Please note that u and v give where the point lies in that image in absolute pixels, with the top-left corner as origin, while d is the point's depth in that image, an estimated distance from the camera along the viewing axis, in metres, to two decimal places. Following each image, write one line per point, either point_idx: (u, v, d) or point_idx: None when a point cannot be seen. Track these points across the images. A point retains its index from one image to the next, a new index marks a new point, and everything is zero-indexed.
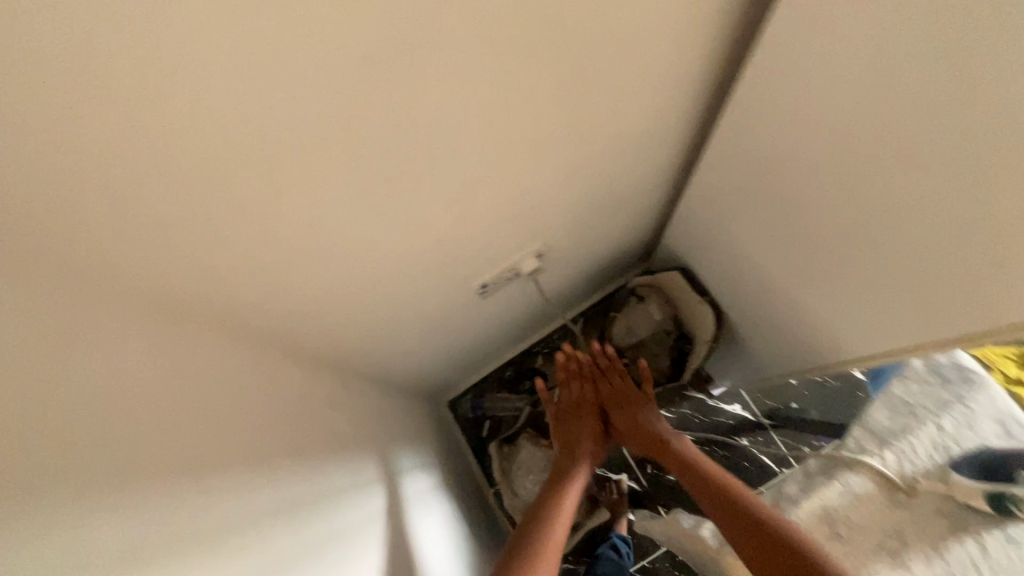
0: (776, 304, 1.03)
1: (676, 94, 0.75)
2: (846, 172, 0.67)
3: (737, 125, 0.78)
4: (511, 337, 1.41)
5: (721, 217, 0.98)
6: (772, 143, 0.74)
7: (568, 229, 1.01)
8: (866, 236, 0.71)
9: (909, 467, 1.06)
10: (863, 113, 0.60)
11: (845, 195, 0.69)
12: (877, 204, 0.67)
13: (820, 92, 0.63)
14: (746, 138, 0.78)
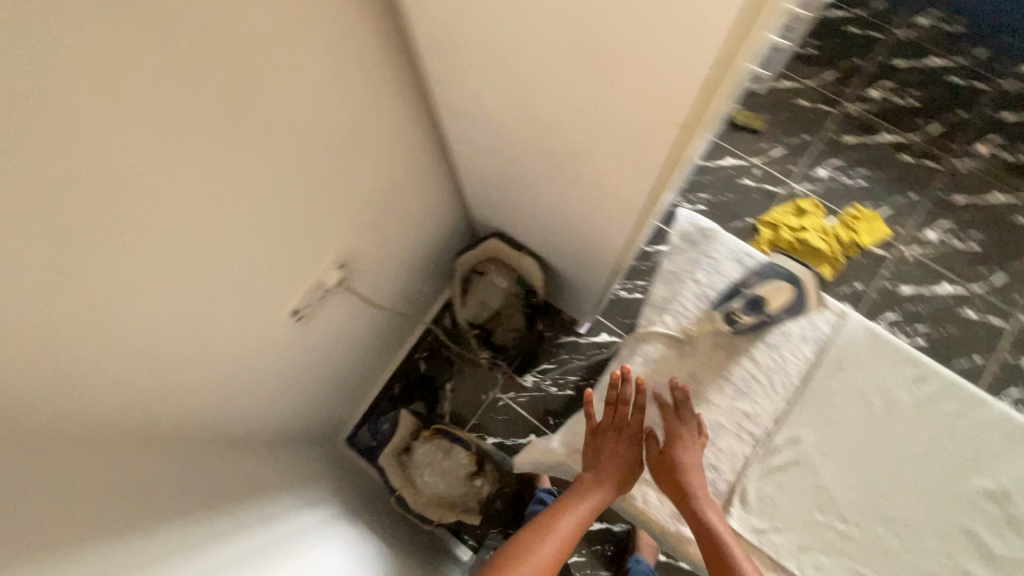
0: (572, 229, 1.16)
1: (389, 83, 0.85)
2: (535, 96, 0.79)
3: (449, 89, 0.88)
4: (374, 356, 1.43)
5: (492, 169, 1.08)
6: (480, 92, 0.85)
7: (367, 234, 1.06)
8: (584, 137, 0.85)
9: (686, 322, 0.90)
10: (521, 49, 0.73)
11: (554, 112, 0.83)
12: (575, 113, 0.81)
13: (478, 41, 0.75)
14: (459, 96, 0.88)
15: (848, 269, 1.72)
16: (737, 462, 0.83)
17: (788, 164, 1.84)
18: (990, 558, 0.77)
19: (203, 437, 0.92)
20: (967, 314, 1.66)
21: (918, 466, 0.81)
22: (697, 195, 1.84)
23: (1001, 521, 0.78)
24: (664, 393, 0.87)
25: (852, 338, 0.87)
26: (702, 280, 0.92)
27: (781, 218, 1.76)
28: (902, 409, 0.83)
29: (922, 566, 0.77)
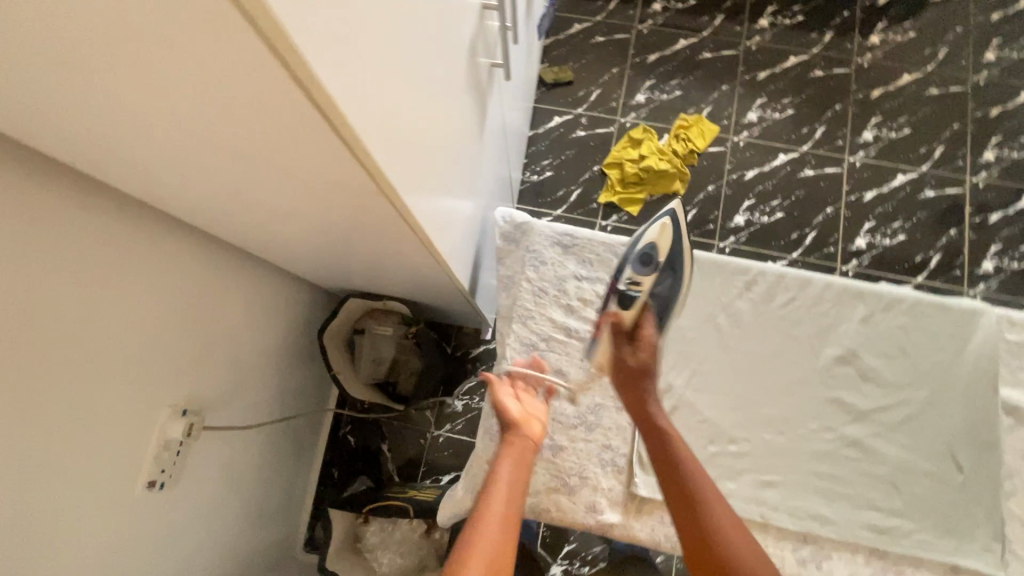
0: (408, 280, 1.13)
1: (125, 235, 0.79)
2: (259, 213, 0.75)
3: (196, 214, 0.83)
4: (288, 462, 1.35)
5: (301, 252, 1.03)
6: (216, 215, 0.80)
7: (200, 367, 0.98)
8: (335, 231, 0.80)
9: (531, 324, 0.89)
10: (201, 191, 0.68)
11: (292, 224, 0.79)
12: (304, 220, 0.76)
13: (163, 187, 0.69)
14: (211, 216, 0.83)
15: (697, 176, 1.80)
16: (625, 433, 0.85)
17: (608, 102, 1.88)
18: (861, 415, 0.83)
19: None
20: (806, 174, 1.79)
21: (775, 362, 0.86)
22: (540, 163, 1.85)
23: (857, 377, 0.85)
24: (539, 399, 0.86)
25: None
26: (534, 276, 0.92)
27: (622, 154, 1.81)
28: (745, 317, 0.87)
29: (812, 448, 0.82)
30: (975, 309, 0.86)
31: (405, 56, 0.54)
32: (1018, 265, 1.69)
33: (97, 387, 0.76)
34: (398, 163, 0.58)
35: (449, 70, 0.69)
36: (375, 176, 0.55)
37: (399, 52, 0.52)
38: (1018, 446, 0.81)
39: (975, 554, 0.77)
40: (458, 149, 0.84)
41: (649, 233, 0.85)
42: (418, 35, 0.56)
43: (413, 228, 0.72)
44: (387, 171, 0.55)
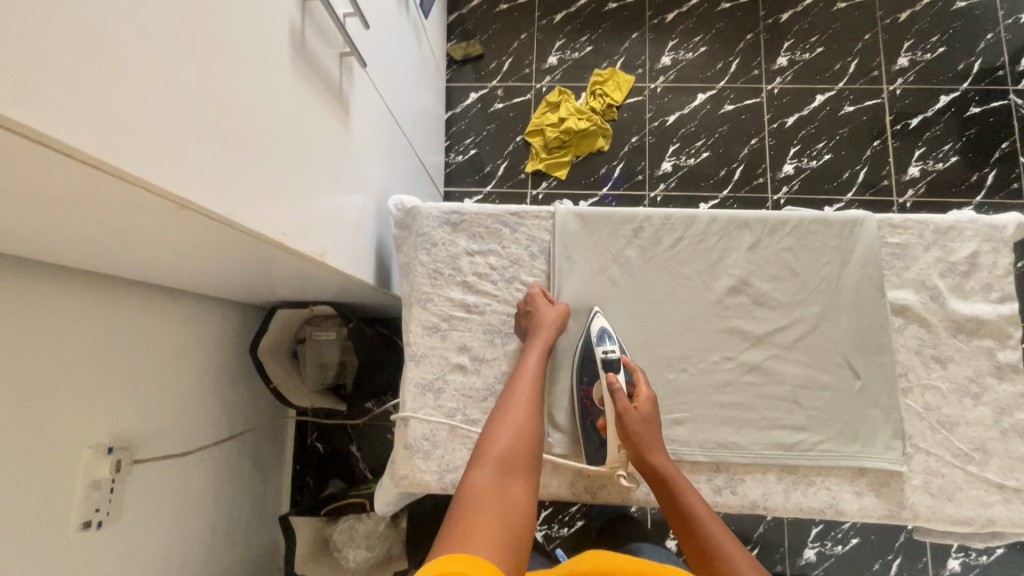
0: (324, 283, 1.13)
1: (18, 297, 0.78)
2: (131, 244, 0.75)
3: (76, 261, 0.82)
4: (250, 480, 1.37)
5: (205, 278, 1.03)
6: (94, 255, 0.80)
7: (125, 403, 0.98)
8: (214, 250, 0.80)
9: (433, 306, 0.90)
10: (56, 234, 0.67)
11: (169, 249, 0.78)
12: (175, 245, 0.76)
13: (19, 238, 0.69)
14: (90, 260, 0.82)
15: (619, 129, 1.79)
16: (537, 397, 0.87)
17: (522, 70, 1.86)
18: (758, 340, 0.85)
19: None
20: (727, 109, 1.78)
21: (670, 304, 0.87)
22: (463, 143, 1.83)
23: (751, 304, 0.86)
24: (447, 378, 0.87)
25: (569, 230, 0.90)
26: (427, 259, 0.91)
27: (541, 120, 1.80)
28: (637, 265, 0.89)
29: (714, 380, 0.84)
30: (856, 219, 0.87)
31: (176, 80, 0.53)
32: (943, 165, 1.71)
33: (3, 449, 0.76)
34: (196, 178, 0.57)
35: (258, 72, 0.67)
36: (169, 197, 0.54)
37: (158, 72, 0.51)
38: (909, 344, 0.83)
39: (879, 454, 0.80)
40: (313, 149, 0.82)
41: (601, 319, 0.85)
42: (186, 47, 0.55)
43: (266, 240, 0.71)
44: (179, 190, 0.54)
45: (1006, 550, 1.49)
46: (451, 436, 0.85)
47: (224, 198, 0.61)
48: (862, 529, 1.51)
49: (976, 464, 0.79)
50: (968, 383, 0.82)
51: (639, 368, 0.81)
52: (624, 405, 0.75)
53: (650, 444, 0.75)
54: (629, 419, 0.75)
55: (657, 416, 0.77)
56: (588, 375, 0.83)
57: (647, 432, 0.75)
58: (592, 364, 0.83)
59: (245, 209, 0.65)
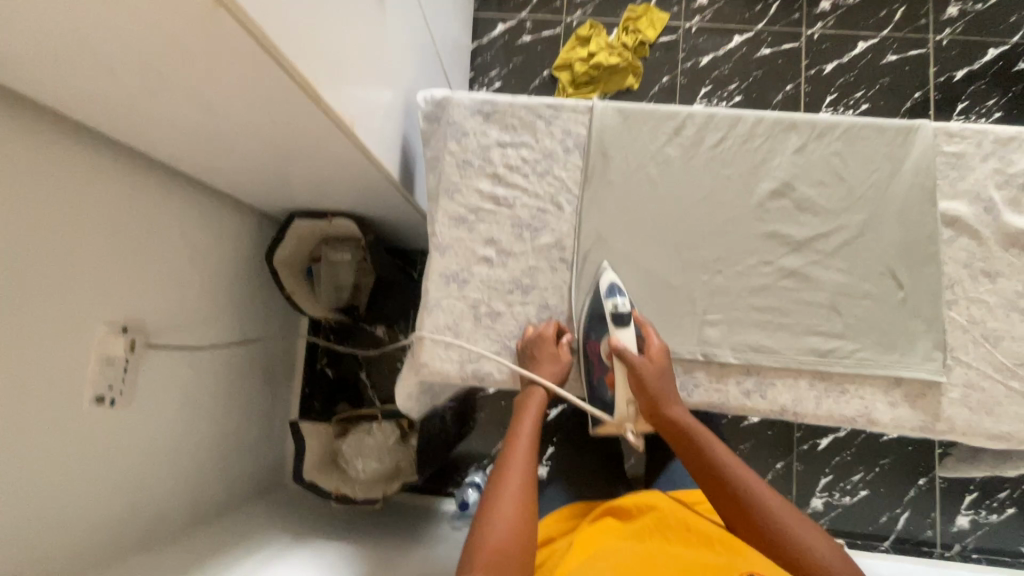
0: (344, 192, 1.10)
1: (43, 151, 0.77)
2: (158, 100, 0.73)
3: (98, 122, 0.81)
4: (261, 393, 1.36)
5: (225, 169, 1.00)
6: (117, 115, 0.78)
7: (142, 286, 0.97)
8: (240, 116, 0.77)
9: (460, 197, 0.86)
10: (84, 69, 0.65)
11: (196, 112, 0.76)
12: (203, 105, 0.73)
13: (46, 75, 0.67)
14: (113, 122, 0.81)
15: (651, 68, 1.73)
16: (563, 292, 0.84)
17: (553, 2, 1.79)
18: (797, 245, 0.81)
19: (102, 558, 0.89)
20: (763, 53, 1.71)
21: (710, 205, 0.83)
22: (488, 76, 1.78)
23: (793, 209, 0.82)
24: (473, 270, 0.84)
25: (606, 125, 0.86)
26: (456, 149, 0.88)
27: (571, 55, 1.74)
28: (675, 163, 0.85)
29: (749, 283, 0.81)
30: (911, 125, 0.83)
31: None
32: (985, 120, 1.64)
33: (25, 303, 0.75)
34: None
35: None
36: None
37: None
38: (958, 257, 0.80)
39: (916, 364, 0.77)
40: (349, 10, 0.78)
41: (610, 274, 0.81)
42: None
43: (296, 80, 0.68)
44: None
45: (1018, 511, 1.47)
46: (474, 326, 0.83)
47: (260, 11, 0.59)
48: (873, 482, 1.49)
49: (1019, 379, 0.76)
50: (1017, 298, 0.78)
51: (648, 323, 0.79)
52: (638, 361, 0.75)
53: (668, 398, 0.75)
54: (645, 373, 0.75)
55: (669, 367, 0.77)
56: (595, 330, 0.79)
57: (661, 385, 0.75)
58: (602, 317, 0.79)
59: (284, 42, 0.63)
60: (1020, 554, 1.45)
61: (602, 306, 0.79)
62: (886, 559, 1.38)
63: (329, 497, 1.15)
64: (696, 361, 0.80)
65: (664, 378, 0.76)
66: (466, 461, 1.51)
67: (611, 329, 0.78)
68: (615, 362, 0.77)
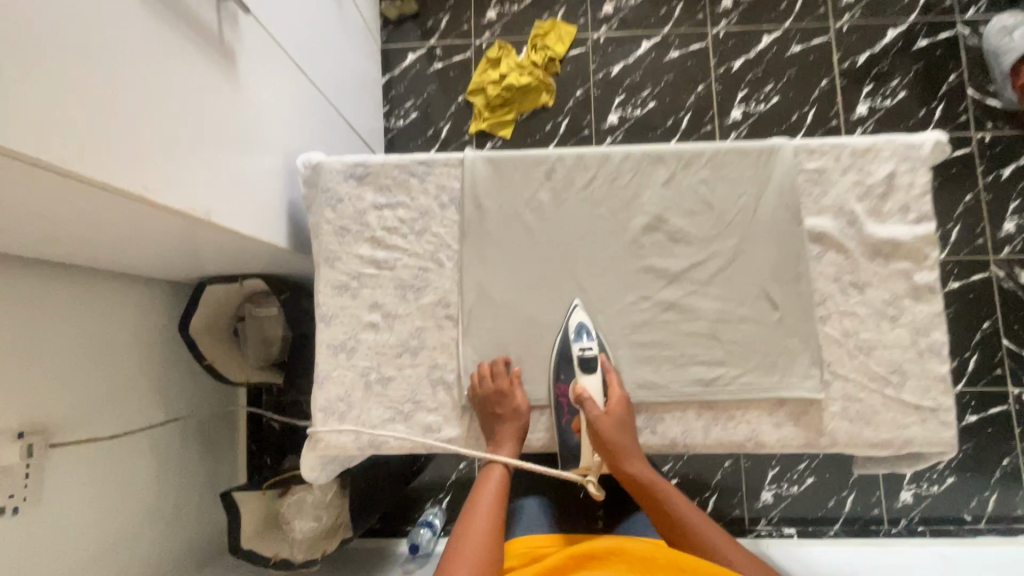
0: (243, 260, 1.09)
1: None
2: (2, 221, 0.71)
3: None
4: (199, 462, 1.35)
5: (111, 257, 0.98)
6: None
7: (38, 389, 0.94)
8: (97, 223, 0.75)
9: (341, 263, 0.86)
10: None
11: (49, 225, 0.74)
12: (53, 220, 0.72)
13: None
14: None
15: (564, 83, 1.73)
16: (452, 350, 0.84)
17: (460, 26, 1.78)
18: (673, 277, 0.83)
19: None
20: (672, 56, 1.73)
21: (586, 245, 0.84)
22: (404, 107, 1.77)
23: (667, 241, 0.83)
24: (360, 337, 0.84)
25: (477, 176, 0.86)
26: (333, 216, 0.87)
27: (483, 78, 1.73)
28: (549, 208, 0.85)
29: (631, 320, 0.82)
30: (771, 146, 0.84)
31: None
32: (891, 101, 1.67)
33: None
34: (15, 110, 0.51)
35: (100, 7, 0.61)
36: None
37: None
38: (827, 272, 0.82)
39: (796, 383, 0.79)
40: (195, 103, 0.76)
41: (580, 313, 0.82)
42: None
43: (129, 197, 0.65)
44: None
45: (958, 479, 1.51)
46: (366, 394, 0.83)
47: (58, 138, 0.55)
48: (818, 468, 1.52)
49: (893, 386, 0.78)
50: (886, 306, 0.80)
51: (613, 368, 0.80)
52: (596, 413, 0.76)
53: (628, 452, 0.76)
54: (603, 426, 0.76)
55: (631, 419, 0.78)
56: (563, 371, 0.80)
57: (621, 437, 0.76)
58: (569, 361, 0.80)
59: (109, 168, 0.62)
60: (963, 521, 1.50)
61: (569, 349, 0.80)
62: (835, 545, 1.41)
63: (268, 565, 1.14)
64: None
65: (624, 434, 0.77)
66: (420, 499, 1.51)
67: (577, 373, 0.80)
68: (580, 411, 0.79)
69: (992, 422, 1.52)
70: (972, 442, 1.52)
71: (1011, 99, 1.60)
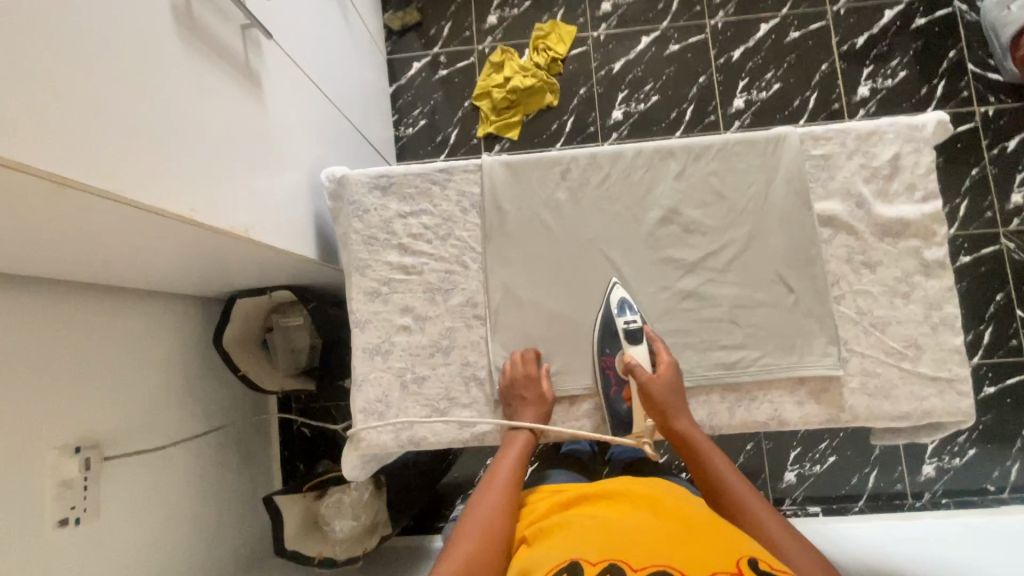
0: (273, 273, 1.13)
1: None
2: (60, 247, 0.76)
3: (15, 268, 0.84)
4: (238, 470, 1.40)
5: (150, 277, 1.03)
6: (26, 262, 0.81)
7: (89, 405, 1.00)
8: (142, 244, 0.80)
9: (371, 271, 0.90)
10: None
11: (100, 249, 0.79)
12: (104, 244, 0.77)
13: None
14: (27, 267, 0.84)
15: (567, 82, 1.77)
16: (482, 347, 0.88)
17: (462, 33, 1.82)
18: (690, 266, 0.86)
19: None
20: (672, 50, 1.75)
21: (604, 241, 0.88)
22: (412, 115, 1.81)
23: (682, 233, 0.87)
24: (394, 340, 0.89)
25: (495, 181, 0.90)
26: (361, 226, 0.91)
27: (487, 82, 1.77)
28: (567, 207, 0.89)
29: (652, 310, 0.86)
30: (778, 135, 0.87)
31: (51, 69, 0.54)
32: (892, 81, 1.69)
33: None
34: (71, 143, 0.56)
35: (138, 42, 0.66)
36: (53, 179, 0.55)
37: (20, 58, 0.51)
38: (839, 253, 0.85)
39: (815, 362, 0.82)
40: (228, 125, 0.81)
41: (620, 290, 0.85)
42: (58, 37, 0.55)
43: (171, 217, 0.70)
44: (47, 157, 0.53)
45: (979, 450, 1.53)
46: (403, 394, 0.87)
47: (104, 167, 0.60)
48: (839, 447, 1.55)
49: (910, 360, 0.81)
50: (898, 284, 0.83)
51: (659, 338, 0.84)
52: (645, 376, 0.80)
53: (676, 411, 0.80)
54: (653, 387, 0.80)
55: (680, 382, 0.81)
56: (608, 345, 0.84)
57: (670, 399, 0.80)
58: (614, 334, 0.84)
59: (153, 191, 0.66)
60: (986, 491, 1.52)
61: (614, 324, 0.84)
62: (860, 520, 1.43)
63: (313, 564, 1.20)
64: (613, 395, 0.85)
65: (673, 399, 0.80)
66: (451, 495, 1.56)
67: (625, 346, 0.83)
68: (630, 380, 0.82)
69: (1010, 392, 1.54)
70: (991, 413, 1.54)
71: (1012, 73, 1.61)
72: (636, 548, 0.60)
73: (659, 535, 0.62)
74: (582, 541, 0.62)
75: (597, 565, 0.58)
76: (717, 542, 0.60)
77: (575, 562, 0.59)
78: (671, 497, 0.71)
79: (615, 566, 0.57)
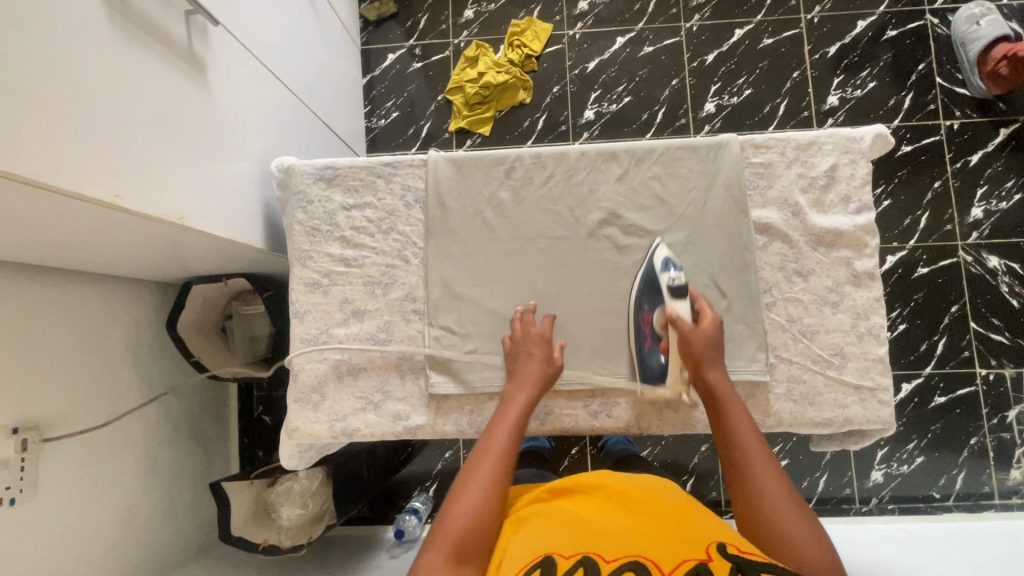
0: (223, 261, 1.13)
1: None
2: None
3: None
4: (190, 455, 1.40)
5: (95, 261, 1.03)
6: None
7: (29, 387, 0.99)
8: (81, 232, 0.80)
9: (312, 262, 0.90)
10: None
11: (34, 237, 0.79)
12: (39, 231, 0.77)
13: None
14: None
15: (541, 80, 1.77)
16: (419, 341, 0.88)
17: (438, 26, 1.81)
18: (626, 269, 0.87)
19: None
20: (647, 51, 1.76)
21: (544, 241, 0.88)
22: (385, 106, 1.80)
23: (621, 235, 0.88)
24: (332, 332, 0.89)
25: (440, 176, 0.90)
26: (304, 217, 0.91)
27: (461, 76, 1.77)
28: (509, 205, 0.89)
29: (590, 310, 0.87)
30: (720, 142, 0.88)
31: None
32: (861, 92, 1.70)
33: None
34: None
35: (73, 31, 0.66)
36: None
37: None
38: (773, 261, 0.86)
39: (744, 367, 0.83)
40: (168, 113, 0.81)
41: (663, 249, 0.83)
42: None
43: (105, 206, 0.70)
44: None
45: (927, 458, 1.56)
46: (338, 386, 0.88)
47: (33, 156, 0.60)
48: (791, 450, 1.57)
49: (835, 368, 0.83)
50: (828, 292, 0.85)
51: (702, 297, 0.81)
52: (688, 327, 0.77)
53: (711, 361, 0.78)
54: (692, 338, 0.77)
55: (721, 339, 0.80)
56: (650, 300, 0.82)
57: (709, 352, 0.78)
58: (658, 290, 0.81)
59: (86, 180, 0.66)
60: (932, 498, 1.55)
61: (658, 279, 0.79)
62: None
63: (256, 550, 1.19)
64: (545, 395, 0.86)
65: (710, 349, 0.78)
66: (408, 487, 1.57)
67: (665, 300, 0.78)
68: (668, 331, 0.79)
69: (960, 403, 1.57)
70: (940, 422, 1.57)
71: (979, 88, 1.63)
72: (610, 543, 0.59)
73: (633, 530, 0.61)
74: (552, 538, 0.61)
75: (569, 559, 0.56)
76: (686, 533, 0.60)
77: (549, 557, 0.57)
78: (644, 491, 0.69)
79: (588, 559, 0.56)
